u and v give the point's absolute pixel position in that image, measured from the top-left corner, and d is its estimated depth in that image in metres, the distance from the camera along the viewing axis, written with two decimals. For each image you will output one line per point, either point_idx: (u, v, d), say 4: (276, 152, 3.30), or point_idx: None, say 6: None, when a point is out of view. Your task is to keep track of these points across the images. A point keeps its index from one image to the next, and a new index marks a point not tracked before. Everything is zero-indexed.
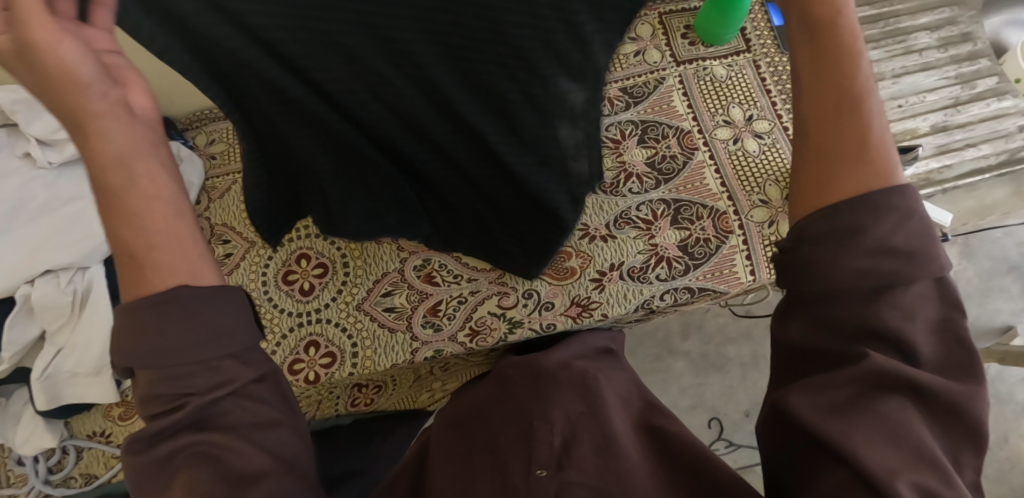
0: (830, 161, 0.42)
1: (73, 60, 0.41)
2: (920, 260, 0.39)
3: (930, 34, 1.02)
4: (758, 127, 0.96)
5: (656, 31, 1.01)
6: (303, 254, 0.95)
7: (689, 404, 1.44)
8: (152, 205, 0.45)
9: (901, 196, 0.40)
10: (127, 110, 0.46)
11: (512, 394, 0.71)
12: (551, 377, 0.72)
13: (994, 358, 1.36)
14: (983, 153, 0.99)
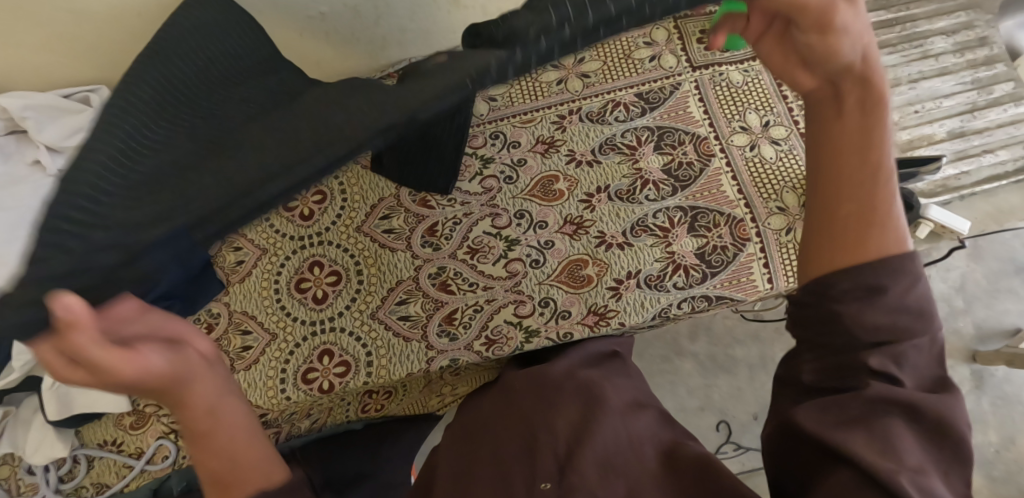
0: (854, 230, 0.44)
1: (147, 363, 0.38)
2: (927, 318, 0.43)
3: (946, 39, 1.02)
4: (775, 133, 0.95)
5: (671, 36, 1.00)
6: (315, 262, 0.94)
7: (698, 406, 1.43)
8: (218, 427, 0.44)
9: (910, 260, 0.43)
10: (201, 360, 0.44)
11: (520, 403, 0.72)
12: (557, 385, 0.73)
13: (1002, 361, 1.37)
14: (1000, 159, 0.98)
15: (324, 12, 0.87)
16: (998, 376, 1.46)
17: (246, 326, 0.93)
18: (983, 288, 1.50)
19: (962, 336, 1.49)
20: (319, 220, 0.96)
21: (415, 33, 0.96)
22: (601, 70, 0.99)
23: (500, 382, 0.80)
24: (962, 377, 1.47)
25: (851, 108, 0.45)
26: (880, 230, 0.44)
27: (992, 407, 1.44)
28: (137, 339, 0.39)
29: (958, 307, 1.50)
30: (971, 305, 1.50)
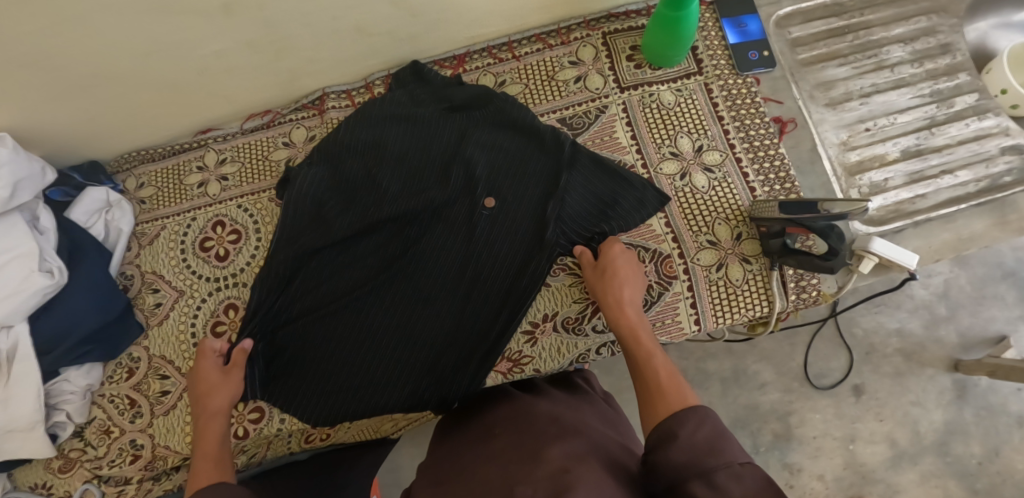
0: (653, 402, 0.61)
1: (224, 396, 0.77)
2: (721, 450, 0.50)
3: (904, 47, 0.95)
4: (708, 159, 0.89)
5: (599, 53, 0.93)
6: (230, 304, 0.93)
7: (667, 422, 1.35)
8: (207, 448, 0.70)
9: (696, 409, 0.55)
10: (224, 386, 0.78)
11: (492, 448, 0.64)
12: (540, 425, 0.65)
13: (983, 371, 1.25)
14: (960, 180, 0.89)
15: (220, 50, 0.83)
16: (982, 385, 1.33)
17: (164, 371, 0.93)
18: (969, 294, 1.38)
19: (945, 345, 1.36)
20: (234, 261, 0.94)
21: (326, 64, 0.91)
22: (522, 93, 0.92)
23: (482, 423, 0.72)
24: (944, 387, 1.34)
25: (627, 317, 0.73)
26: (671, 394, 0.60)
27: (975, 418, 1.32)
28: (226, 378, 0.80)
29: (940, 315, 1.38)
30: (954, 313, 1.37)
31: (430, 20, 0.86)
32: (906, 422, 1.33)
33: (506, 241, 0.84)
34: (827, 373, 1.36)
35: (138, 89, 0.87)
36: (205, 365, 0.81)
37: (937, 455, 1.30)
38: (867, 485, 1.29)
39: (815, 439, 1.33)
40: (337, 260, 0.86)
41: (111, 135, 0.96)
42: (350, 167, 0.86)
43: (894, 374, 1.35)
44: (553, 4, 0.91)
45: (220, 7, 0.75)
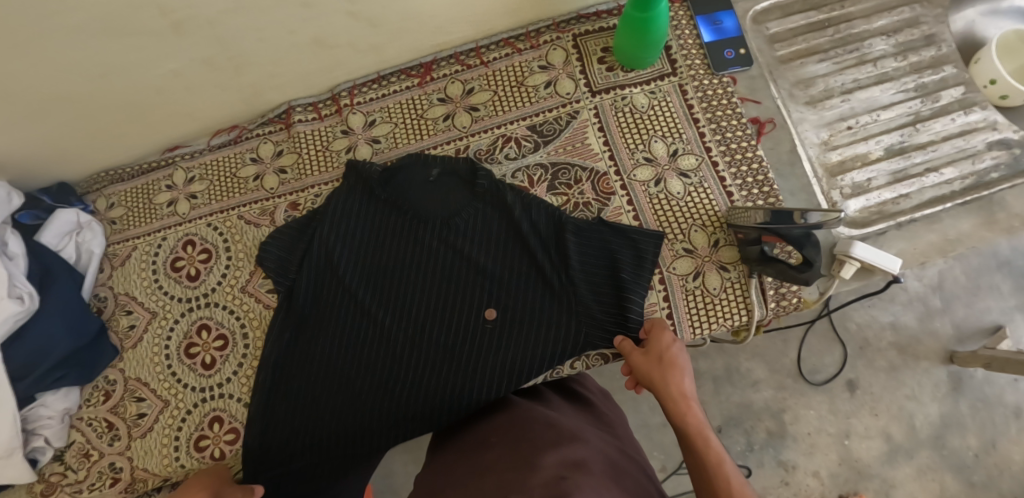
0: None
1: None
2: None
3: (886, 39, 0.92)
4: (684, 163, 0.86)
5: (570, 56, 0.91)
6: (202, 324, 0.92)
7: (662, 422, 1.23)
8: None
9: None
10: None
11: (491, 456, 0.64)
12: (538, 431, 0.66)
13: (979, 364, 1.17)
14: (946, 178, 0.87)
15: (176, 69, 0.81)
16: (977, 377, 1.25)
17: (140, 393, 0.92)
18: (964, 285, 1.28)
19: (939, 338, 1.27)
20: (205, 281, 0.93)
21: (288, 77, 0.89)
22: (491, 101, 0.90)
23: (479, 436, 0.72)
24: (939, 380, 1.26)
25: (692, 420, 0.69)
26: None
27: (970, 410, 1.24)
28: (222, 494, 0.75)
29: (935, 308, 1.28)
30: (948, 305, 1.28)
31: (391, 29, 0.84)
32: (900, 417, 1.25)
33: (526, 269, 0.82)
34: (820, 369, 1.27)
35: (99, 110, 0.85)
36: (201, 484, 0.76)
37: (932, 448, 1.23)
38: (862, 482, 1.22)
39: (810, 435, 1.25)
40: (355, 292, 0.84)
41: (76, 157, 0.95)
42: (369, 202, 0.86)
43: (888, 368, 1.27)
44: (518, 8, 0.88)
45: (170, 25, 0.73)
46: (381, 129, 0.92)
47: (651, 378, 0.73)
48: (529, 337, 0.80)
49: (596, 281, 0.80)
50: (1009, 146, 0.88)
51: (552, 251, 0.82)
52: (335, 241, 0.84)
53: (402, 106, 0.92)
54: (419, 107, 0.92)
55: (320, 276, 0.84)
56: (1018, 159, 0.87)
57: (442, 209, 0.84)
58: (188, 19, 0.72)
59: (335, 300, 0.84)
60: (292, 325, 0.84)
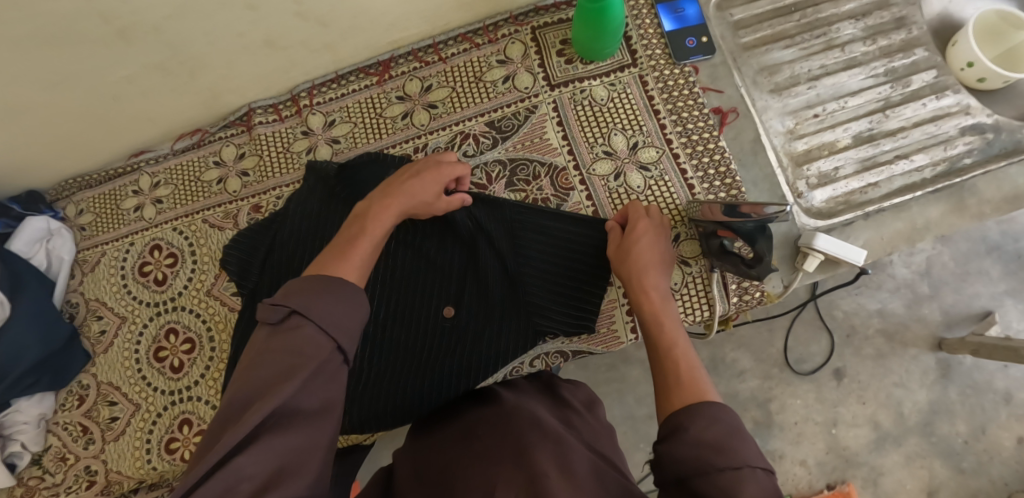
0: (671, 392, 0.57)
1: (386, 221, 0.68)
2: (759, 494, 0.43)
3: (855, 23, 0.89)
4: (644, 156, 0.84)
5: (528, 50, 0.90)
6: (170, 328, 0.93)
7: (646, 413, 1.21)
8: (342, 251, 0.63)
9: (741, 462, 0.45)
10: (410, 183, 0.73)
11: (473, 452, 0.61)
12: (524, 427, 0.61)
13: (969, 351, 1.11)
14: (916, 165, 0.85)
15: (130, 75, 0.81)
16: (967, 363, 1.18)
17: (112, 397, 0.93)
18: (953, 271, 1.22)
19: (927, 324, 1.21)
20: (172, 285, 0.93)
21: (244, 79, 0.89)
22: (449, 97, 0.90)
23: (462, 418, 0.70)
24: (927, 367, 1.20)
25: (659, 301, 0.69)
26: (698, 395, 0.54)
27: (959, 397, 1.18)
28: (424, 187, 0.73)
29: (923, 294, 1.23)
30: (937, 291, 1.22)
31: (344, 27, 0.84)
32: (888, 405, 1.19)
33: (497, 259, 0.79)
34: (808, 357, 1.22)
35: (58, 119, 0.86)
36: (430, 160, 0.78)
37: (920, 435, 1.17)
38: (850, 469, 1.17)
39: (796, 425, 1.20)
40: None
41: (42, 165, 0.95)
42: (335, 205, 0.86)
43: (875, 356, 1.21)
44: (472, 3, 0.87)
45: (115, 32, 0.72)
46: (340, 129, 0.92)
47: (620, 258, 0.73)
48: (502, 328, 0.79)
49: (571, 271, 0.79)
50: (982, 131, 0.86)
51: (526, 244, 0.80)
52: (298, 243, 0.84)
53: (361, 105, 0.92)
54: (377, 105, 0.92)
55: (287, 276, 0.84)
56: (991, 144, 0.85)
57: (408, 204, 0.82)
58: (133, 25, 0.72)
59: None
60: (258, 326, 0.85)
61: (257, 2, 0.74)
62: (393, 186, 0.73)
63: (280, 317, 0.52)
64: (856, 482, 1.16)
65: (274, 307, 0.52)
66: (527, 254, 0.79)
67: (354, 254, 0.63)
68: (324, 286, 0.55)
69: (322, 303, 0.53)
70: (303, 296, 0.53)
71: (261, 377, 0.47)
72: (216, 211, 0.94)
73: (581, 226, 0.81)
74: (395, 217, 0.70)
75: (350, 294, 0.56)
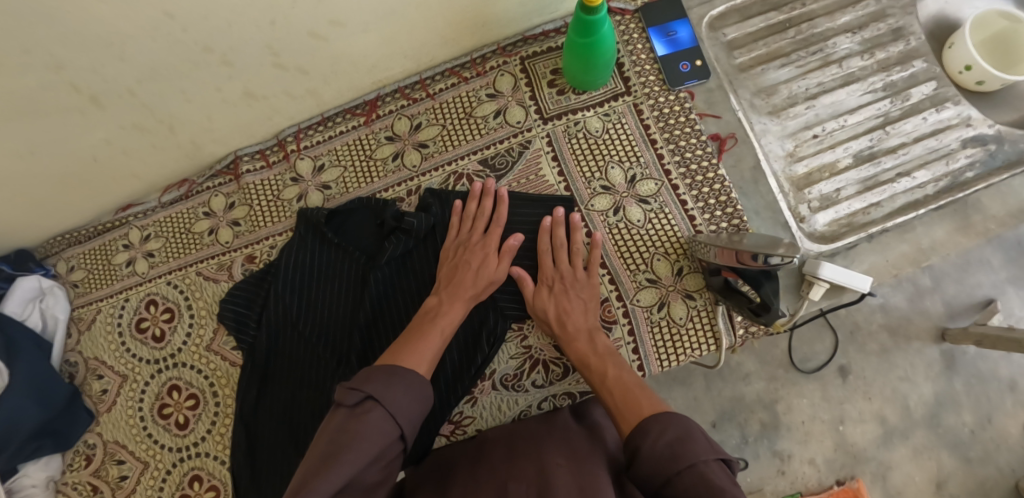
0: (623, 416, 0.61)
1: (455, 314, 0.75)
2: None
3: (852, 37, 0.87)
4: (642, 189, 0.83)
5: (518, 82, 0.87)
6: (172, 385, 0.92)
7: None
8: (417, 333, 0.71)
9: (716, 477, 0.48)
10: (473, 251, 0.79)
11: (497, 460, 0.64)
12: (549, 445, 0.65)
13: (971, 342, 1.05)
14: (918, 182, 0.84)
15: (108, 137, 0.79)
16: (971, 353, 1.12)
17: (120, 456, 0.92)
18: (954, 263, 1.14)
19: (929, 317, 1.13)
20: (170, 341, 0.92)
21: (225, 130, 0.87)
22: (440, 136, 0.88)
23: (478, 440, 0.74)
24: (931, 359, 1.12)
25: (584, 341, 0.73)
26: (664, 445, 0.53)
27: (965, 387, 1.11)
28: (489, 252, 0.79)
29: (924, 287, 1.14)
30: (939, 284, 1.14)
31: (325, 74, 0.81)
32: (894, 399, 1.12)
33: None
34: (812, 357, 1.14)
35: (40, 182, 0.83)
36: (480, 210, 0.81)
37: (928, 428, 1.10)
38: (858, 466, 1.10)
39: (804, 424, 1.12)
40: (322, 332, 0.83)
41: (26, 226, 0.93)
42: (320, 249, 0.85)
43: (880, 351, 1.13)
44: (456, 38, 0.84)
45: (87, 99, 0.70)
46: (330, 174, 0.90)
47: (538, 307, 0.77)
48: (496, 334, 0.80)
49: None
50: (984, 142, 0.85)
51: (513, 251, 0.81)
52: (295, 293, 0.84)
53: (351, 147, 0.90)
54: (367, 146, 0.89)
55: (284, 314, 0.84)
56: (993, 155, 0.85)
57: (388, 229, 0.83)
58: (103, 91, 0.70)
59: (303, 336, 0.84)
60: (263, 365, 0.85)
61: (233, 58, 0.71)
62: (452, 253, 0.80)
63: (355, 401, 0.57)
64: (865, 478, 1.09)
65: (351, 391, 0.58)
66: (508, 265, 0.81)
67: (432, 339, 0.70)
68: (392, 376, 0.60)
69: (392, 389, 0.59)
70: (376, 381, 0.59)
71: (330, 447, 0.52)
72: (210, 262, 0.92)
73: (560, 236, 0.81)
74: (464, 302, 0.76)
75: (414, 381, 0.61)
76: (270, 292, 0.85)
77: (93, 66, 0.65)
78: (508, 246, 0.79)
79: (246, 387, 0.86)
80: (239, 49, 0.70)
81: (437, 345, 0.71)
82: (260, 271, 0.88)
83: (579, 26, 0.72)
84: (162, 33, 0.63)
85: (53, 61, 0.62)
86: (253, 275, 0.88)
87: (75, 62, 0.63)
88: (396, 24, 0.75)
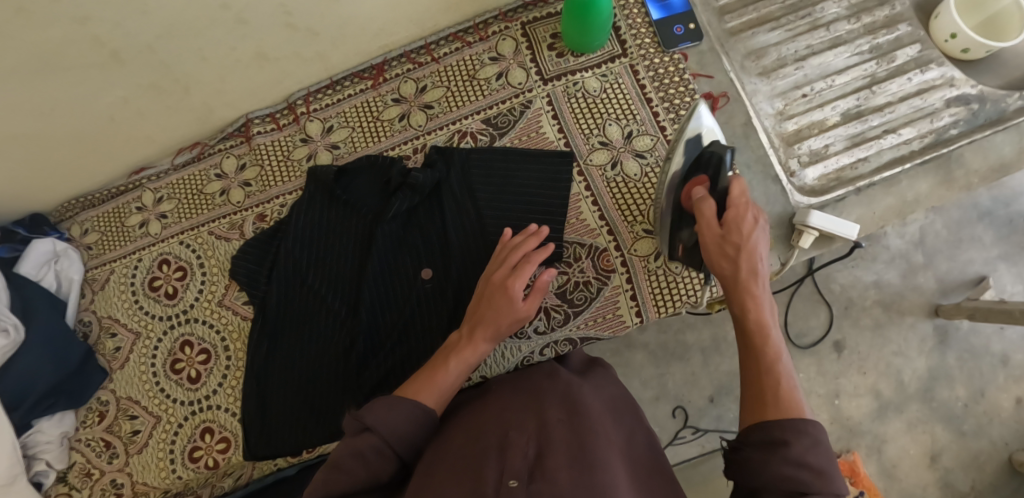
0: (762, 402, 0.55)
1: (479, 350, 0.71)
2: (830, 478, 0.47)
3: (839, 2, 0.91)
4: (639, 144, 0.86)
5: (519, 45, 0.91)
6: (185, 341, 0.94)
7: (652, 395, 1.13)
8: (433, 370, 0.68)
9: (813, 426, 0.50)
10: (501, 290, 0.73)
11: (498, 409, 0.66)
12: (549, 398, 0.66)
13: (963, 315, 1.08)
14: (904, 138, 0.87)
15: (125, 95, 0.82)
16: (964, 328, 1.14)
17: (132, 411, 0.95)
18: (945, 239, 1.17)
19: (923, 293, 1.16)
20: (183, 297, 0.95)
21: (237, 92, 0.90)
22: (444, 97, 0.91)
23: (485, 387, 0.77)
24: (924, 334, 1.15)
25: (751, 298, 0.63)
26: (784, 396, 0.54)
27: (957, 361, 1.14)
28: (518, 291, 0.72)
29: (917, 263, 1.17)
30: (931, 258, 1.17)
31: (334, 36, 0.85)
32: (888, 373, 1.14)
33: (498, 221, 0.84)
34: (807, 331, 1.16)
35: (60, 142, 0.86)
36: (524, 247, 0.77)
37: (921, 401, 1.13)
38: (854, 439, 1.13)
39: (800, 398, 1.15)
40: (333, 284, 0.86)
41: (44, 188, 0.96)
42: (329, 208, 0.88)
43: (874, 325, 1.16)
44: (459, 4, 0.88)
45: (108, 54, 0.73)
46: (339, 135, 0.93)
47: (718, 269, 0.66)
48: None
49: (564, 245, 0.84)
50: (967, 101, 0.89)
51: (518, 207, 0.84)
52: (307, 249, 0.87)
53: (358, 110, 0.94)
54: (374, 109, 0.93)
55: (296, 271, 0.87)
56: (976, 114, 0.88)
57: (394, 187, 0.86)
58: (125, 47, 0.73)
59: (314, 290, 0.86)
60: (275, 321, 0.88)
61: (248, 16, 0.75)
62: (488, 292, 0.75)
63: (358, 428, 0.58)
64: (861, 451, 1.12)
65: (354, 419, 0.59)
66: (510, 218, 0.84)
67: (444, 371, 0.68)
68: (395, 405, 0.60)
69: (392, 421, 0.59)
70: (376, 412, 0.59)
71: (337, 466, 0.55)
72: (221, 223, 0.95)
73: (560, 190, 0.85)
74: (488, 340, 0.72)
75: (416, 415, 0.61)
76: (279, 250, 0.89)
77: (118, 19, 0.68)
78: (541, 282, 0.74)
79: (260, 344, 0.88)
80: (254, 7, 0.73)
81: (457, 378, 0.68)
82: (270, 228, 0.92)
83: None
84: None
85: (80, 13, 0.65)
86: (262, 235, 0.92)
87: (100, 14, 0.67)
88: None
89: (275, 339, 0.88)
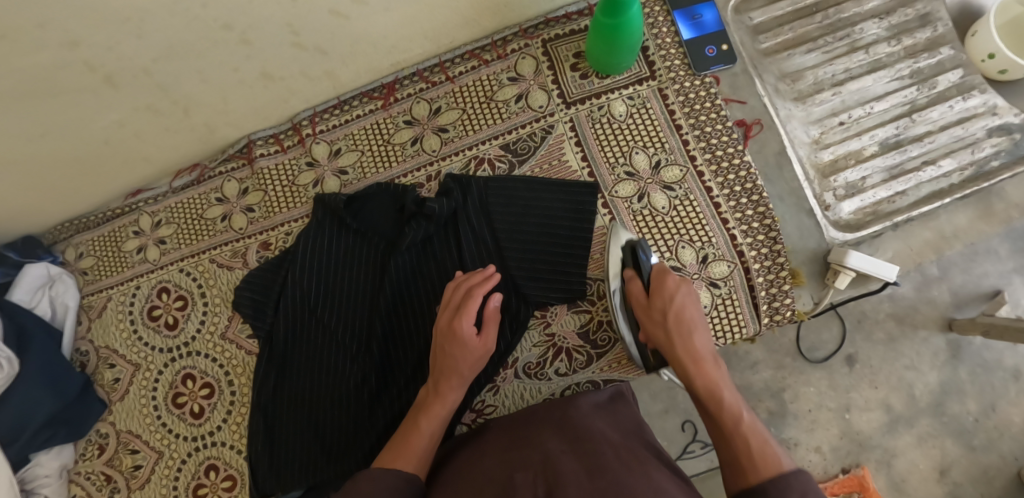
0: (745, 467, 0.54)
1: (451, 399, 0.69)
2: None
3: (879, 23, 0.86)
4: (667, 176, 0.81)
5: (540, 65, 0.86)
6: (186, 374, 0.90)
7: (660, 408, 1.01)
8: (409, 430, 0.65)
9: (796, 479, 0.50)
10: (447, 332, 0.72)
11: (496, 451, 0.61)
12: (548, 433, 0.62)
13: (977, 331, 0.99)
14: (943, 171, 0.83)
15: (120, 119, 0.76)
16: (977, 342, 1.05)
17: (133, 445, 0.91)
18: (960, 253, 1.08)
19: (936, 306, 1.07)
20: (185, 329, 0.91)
21: (240, 113, 0.84)
22: (460, 120, 0.86)
23: (492, 424, 0.72)
24: (937, 348, 1.06)
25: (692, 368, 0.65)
26: (762, 461, 0.53)
27: (969, 375, 1.05)
28: (467, 328, 0.70)
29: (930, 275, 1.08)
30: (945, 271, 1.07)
31: (343, 54, 0.79)
32: (900, 387, 1.05)
33: (517, 251, 0.79)
34: (819, 345, 1.07)
35: (53, 166, 0.81)
36: (468, 282, 0.74)
37: (932, 416, 1.04)
38: (863, 453, 1.04)
39: (810, 412, 1.06)
40: (343, 315, 0.82)
41: (36, 212, 0.90)
42: (336, 235, 0.83)
43: (887, 340, 1.07)
44: (478, 20, 0.82)
45: (101, 78, 0.67)
46: (347, 159, 0.88)
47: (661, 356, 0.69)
48: (520, 321, 0.78)
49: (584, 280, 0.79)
50: (1009, 131, 0.84)
51: (539, 237, 0.80)
52: (313, 276, 0.82)
53: (368, 132, 0.88)
54: (385, 131, 0.88)
55: (301, 300, 0.82)
56: (1018, 144, 0.84)
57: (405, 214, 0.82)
58: (119, 70, 0.67)
59: (322, 322, 0.82)
60: (282, 351, 0.83)
61: (252, 37, 0.69)
62: (438, 335, 0.73)
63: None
64: (870, 465, 1.03)
65: None
66: (530, 251, 0.79)
67: (425, 424, 0.66)
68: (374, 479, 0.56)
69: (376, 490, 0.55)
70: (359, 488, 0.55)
71: None
72: (222, 249, 0.90)
73: (583, 221, 0.80)
74: (459, 386, 0.70)
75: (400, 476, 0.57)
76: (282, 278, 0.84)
77: (110, 44, 0.62)
78: (490, 312, 0.73)
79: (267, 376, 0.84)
80: (259, 27, 0.67)
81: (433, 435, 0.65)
82: (277, 255, 0.87)
83: (607, 5, 0.71)
84: (180, 9, 0.60)
85: (70, 37, 0.59)
86: (266, 264, 0.87)
87: (91, 40, 0.61)
88: (419, 4, 0.73)
89: (280, 372, 0.84)
